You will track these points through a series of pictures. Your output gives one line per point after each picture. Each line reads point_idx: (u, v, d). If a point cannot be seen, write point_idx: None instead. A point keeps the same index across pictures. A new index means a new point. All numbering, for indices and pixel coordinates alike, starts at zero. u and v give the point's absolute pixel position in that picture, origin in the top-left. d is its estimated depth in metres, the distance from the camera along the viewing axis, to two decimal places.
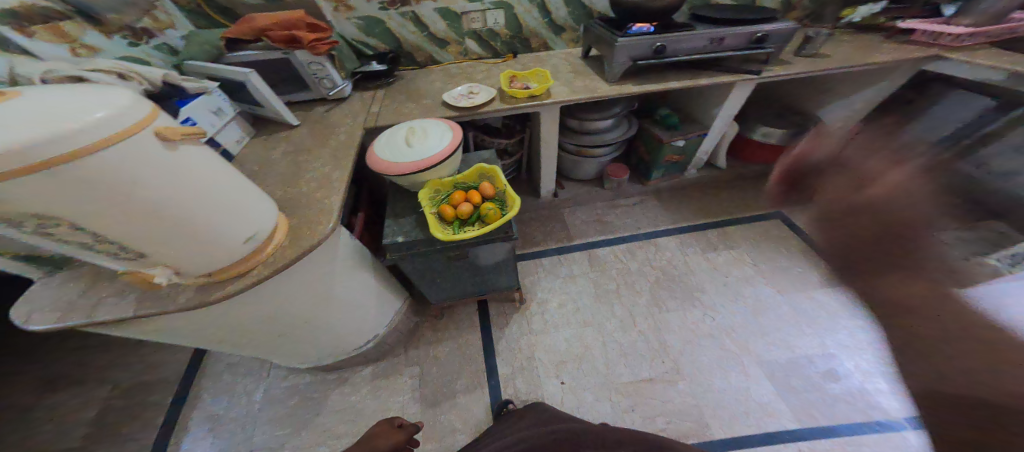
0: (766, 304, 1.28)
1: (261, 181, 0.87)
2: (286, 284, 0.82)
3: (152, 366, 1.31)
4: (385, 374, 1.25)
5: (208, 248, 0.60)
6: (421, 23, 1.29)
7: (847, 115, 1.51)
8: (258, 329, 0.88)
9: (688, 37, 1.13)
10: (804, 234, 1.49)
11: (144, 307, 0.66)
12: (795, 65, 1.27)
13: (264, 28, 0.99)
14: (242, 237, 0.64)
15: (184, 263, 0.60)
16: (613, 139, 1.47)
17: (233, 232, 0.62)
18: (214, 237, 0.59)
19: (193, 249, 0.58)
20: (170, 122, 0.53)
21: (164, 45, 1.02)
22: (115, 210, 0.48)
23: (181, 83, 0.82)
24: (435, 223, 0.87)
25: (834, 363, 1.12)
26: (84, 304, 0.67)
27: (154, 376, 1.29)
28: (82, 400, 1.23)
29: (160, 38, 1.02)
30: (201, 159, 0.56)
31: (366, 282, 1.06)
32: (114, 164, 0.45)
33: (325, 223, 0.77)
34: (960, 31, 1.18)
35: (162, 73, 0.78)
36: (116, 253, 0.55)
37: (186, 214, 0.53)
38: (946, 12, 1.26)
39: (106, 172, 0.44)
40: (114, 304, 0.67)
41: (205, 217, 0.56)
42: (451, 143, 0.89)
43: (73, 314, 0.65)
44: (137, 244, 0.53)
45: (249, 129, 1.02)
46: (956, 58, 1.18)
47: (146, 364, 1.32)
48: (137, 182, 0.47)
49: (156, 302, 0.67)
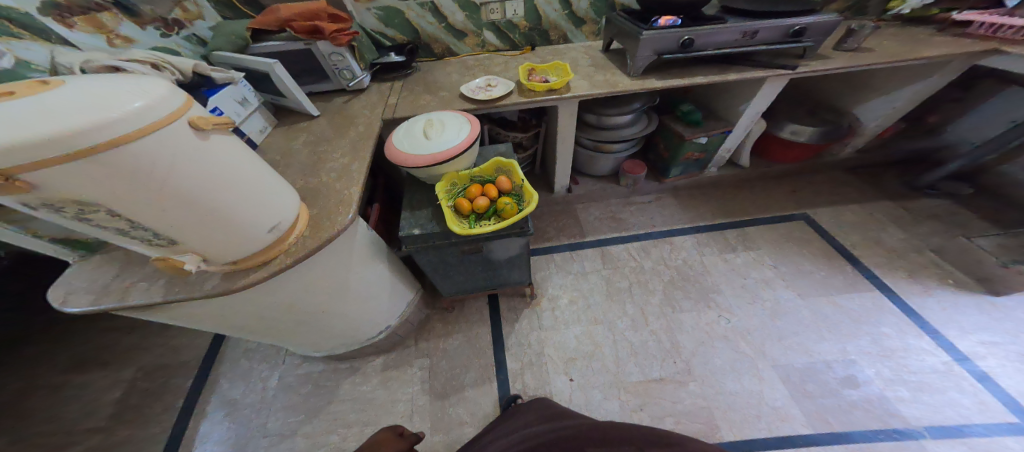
0: (784, 308, 1.24)
1: (282, 172, 0.88)
2: (304, 274, 0.83)
3: (176, 349, 1.37)
4: (395, 365, 1.27)
5: (235, 237, 0.61)
6: (439, 14, 1.28)
7: (882, 113, 1.43)
8: (276, 317, 0.90)
9: (718, 31, 1.09)
10: (828, 237, 1.43)
11: (172, 293, 0.69)
12: (832, 60, 1.20)
13: (288, 20, 1.00)
14: (266, 227, 0.65)
15: (211, 250, 0.62)
16: (631, 134, 1.44)
17: (257, 222, 0.63)
18: (241, 226, 0.61)
19: (220, 238, 0.60)
20: (202, 111, 0.54)
21: (193, 36, 1.04)
22: (151, 198, 0.49)
23: (211, 73, 0.83)
24: (451, 216, 0.87)
25: (855, 369, 1.07)
26: (116, 289, 0.70)
27: (178, 359, 1.35)
28: (111, 379, 1.30)
29: (190, 29, 1.03)
30: (229, 149, 0.56)
31: (380, 273, 1.07)
32: (150, 153, 0.46)
33: (344, 214, 0.78)
34: (1019, 24, 1.09)
35: (194, 64, 0.79)
36: (149, 239, 0.56)
37: (216, 202, 0.54)
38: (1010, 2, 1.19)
39: (143, 161, 0.45)
40: (144, 289, 0.69)
41: (233, 207, 0.57)
42: (469, 136, 0.89)
43: (106, 298, 0.68)
44: (168, 231, 0.55)
45: (271, 119, 1.03)
46: (1013, 53, 1.09)
47: (170, 347, 1.38)
48: (172, 170, 0.48)
49: (183, 287, 0.69)
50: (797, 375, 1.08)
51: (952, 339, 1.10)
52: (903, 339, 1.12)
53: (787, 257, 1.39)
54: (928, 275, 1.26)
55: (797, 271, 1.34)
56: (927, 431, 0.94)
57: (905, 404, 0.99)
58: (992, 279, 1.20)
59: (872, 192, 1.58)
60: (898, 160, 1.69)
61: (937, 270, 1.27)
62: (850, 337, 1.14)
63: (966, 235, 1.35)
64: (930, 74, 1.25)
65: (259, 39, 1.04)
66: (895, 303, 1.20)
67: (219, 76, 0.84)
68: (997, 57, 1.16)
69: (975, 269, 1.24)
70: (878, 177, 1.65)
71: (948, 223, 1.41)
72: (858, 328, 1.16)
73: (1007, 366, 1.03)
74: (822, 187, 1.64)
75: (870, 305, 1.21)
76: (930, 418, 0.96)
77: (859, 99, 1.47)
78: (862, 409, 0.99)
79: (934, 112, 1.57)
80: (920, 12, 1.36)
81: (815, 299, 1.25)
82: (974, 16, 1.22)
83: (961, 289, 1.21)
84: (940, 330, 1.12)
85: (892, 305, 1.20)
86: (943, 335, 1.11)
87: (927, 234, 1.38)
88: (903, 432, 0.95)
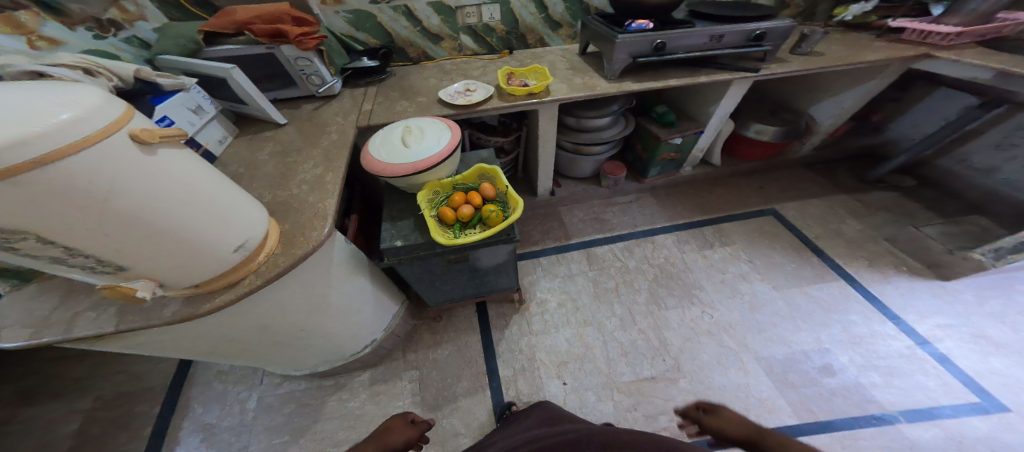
0: (762, 300, 1.29)
1: (248, 185, 0.81)
2: (281, 292, 0.77)
3: (136, 376, 1.25)
4: (384, 379, 1.21)
5: (195, 258, 0.56)
6: (413, 18, 1.24)
7: (839, 112, 1.53)
8: (251, 339, 0.83)
9: (688, 35, 1.13)
10: (797, 230, 1.50)
11: (126, 321, 0.61)
12: (792, 63, 1.27)
13: (246, 22, 0.93)
14: (230, 246, 0.60)
15: (168, 275, 0.56)
16: (610, 136, 1.45)
17: (222, 241, 0.57)
18: (202, 246, 0.55)
19: (178, 260, 0.54)
20: (146, 121, 0.48)
21: (135, 38, 0.95)
22: (90, 220, 0.43)
23: (156, 79, 0.75)
24: (435, 226, 0.83)
25: (830, 358, 1.13)
26: (60, 319, 0.62)
27: (138, 386, 1.22)
28: (63, 411, 1.17)
29: (130, 31, 0.94)
30: (183, 163, 0.51)
31: (363, 286, 1.01)
32: (87, 167, 0.40)
33: (318, 229, 0.73)
34: (949, 30, 1.20)
35: (135, 68, 0.72)
36: (91, 266, 0.50)
37: (169, 221, 0.49)
38: (935, 11, 1.29)
39: (79, 176, 0.40)
40: (93, 319, 0.62)
41: (192, 225, 0.52)
42: (450, 143, 0.86)
43: (48, 330, 0.60)
44: (114, 256, 0.48)
45: (232, 128, 0.96)
46: (944, 57, 1.21)
47: (129, 374, 1.25)
48: (114, 188, 0.43)
49: (139, 315, 0.62)
50: (777, 368, 1.12)
51: (912, 323, 1.18)
52: (870, 325, 1.19)
53: (762, 251, 1.45)
54: (886, 263, 1.35)
55: (770, 264, 1.40)
56: (901, 415, 1.00)
57: (878, 389, 1.05)
58: (941, 265, 1.30)
59: (833, 187, 1.68)
60: (852, 155, 1.81)
61: (893, 258, 1.37)
62: (824, 326, 1.20)
63: (915, 224, 1.46)
64: (875, 76, 1.35)
65: (212, 42, 0.95)
66: (860, 292, 1.28)
67: (166, 82, 0.76)
68: (932, 61, 1.26)
69: (926, 255, 1.34)
70: (836, 172, 1.77)
71: (900, 214, 1.52)
72: (830, 317, 1.23)
73: (961, 347, 1.11)
74: (788, 183, 1.73)
75: (838, 294, 1.28)
76: (901, 400, 1.02)
77: (816, 100, 1.57)
78: (841, 396, 1.04)
79: (879, 111, 1.69)
80: (859, 19, 1.47)
81: (790, 291, 1.30)
82: (907, 24, 1.31)
83: (915, 276, 1.30)
84: (901, 316, 1.20)
85: (858, 293, 1.28)
86: (905, 321, 1.19)
87: (882, 225, 1.49)
88: (881, 417, 1.00)
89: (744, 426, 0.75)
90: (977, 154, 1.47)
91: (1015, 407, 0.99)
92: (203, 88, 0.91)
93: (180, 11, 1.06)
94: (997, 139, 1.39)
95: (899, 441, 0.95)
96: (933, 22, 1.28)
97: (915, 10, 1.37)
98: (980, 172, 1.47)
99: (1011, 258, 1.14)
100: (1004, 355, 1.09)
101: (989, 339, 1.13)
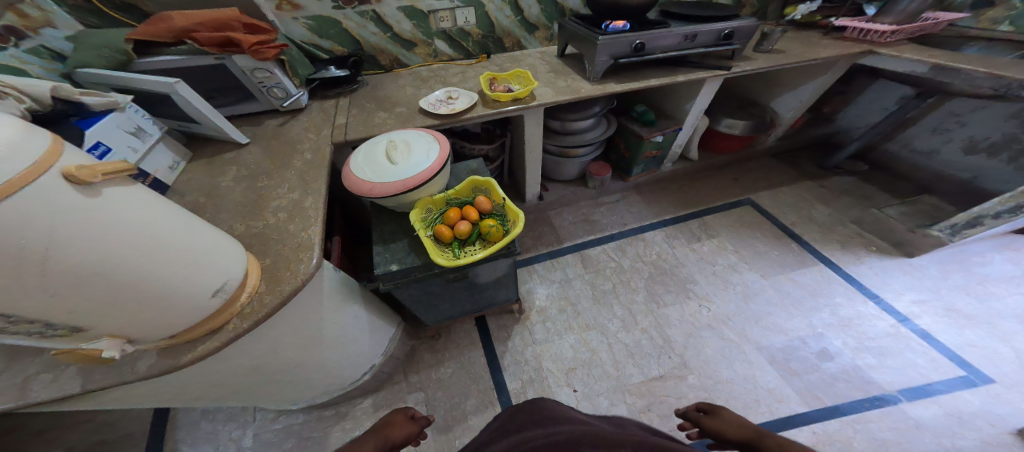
0: (754, 289, 1.34)
1: (213, 217, 0.71)
2: (273, 328, 0.70)
3: (109, 423, 1.13)
4: (387, 403, 1.15)
5: (167, 309, 0.47)
6: (383, 23, 1.17)
7: (800, 105, 1.61)
8: (241, 381, 0.76)
9: (664, 35, 1.14)
10: (774, 217, 1.58)
11: (93, 381, 0.51)
12: (758, 61, 1.33)
13: (188, 30, 0.80)
14: (208, 291, 0.51)
15: (137, 329, 0.47)
16: (594, 138, 1.44)
17: (198, 286, 0.49)
18: (174, 294, 0.47)
19: (146, 313, 0.46)
20: (92, 160, 0.39)
21: (43, 48, 0.77)
22: (27, 282, 0.34)
23: (81, 98, 0.62)
24: (433, 247, 0.77)
25: (825, 342, 1.19)
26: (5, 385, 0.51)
27: (113, 433, 1.11)
28: None
29: (34, 40, 0.76)
30: (139, 200, 0.42)
31: (357, 314, 0.94)
32: (17, 218, 0.31)
33: (306, 261, 0.65)
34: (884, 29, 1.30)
35: (54, 86, 0.58)
36: (36, 332, 0.40)
37: (128, 270, 0.41)
38: (868, 11, 1.40)
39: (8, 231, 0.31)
40: (51, 380, 0.51)
41: (160, 271, 0.44)
42: (440, 156, 0.80)
43: None
44: (66, 318, 0.39)
45: (184, 151, 0.83)
46: (884, 53, 1.30)
47: (97, 423, 1.13)
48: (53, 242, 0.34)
49: (107, 373, 0.52)
50: (778, 357, 1.16)
51: (891, 301, 1.28)
52: (854, 306, 1.27)
53: (746, 241, 1.50)
54: (857, 244, 1.45)
55: (755, 253, 1.45)
56: (902, 395, 1.06)
57: (874, 370, 1.12)
58: (905, 243, 1.41)
59: (800, 174, 1.79)
60: (812, 144, 1.94)
61: (861, 239, 1.47)
62: (813, 311, 1.27)
63: (877, 206, 1.57)
64: (825, 71, 1.43)
65: (146, 52, 0.81)
66: (839, 274, 1.36)
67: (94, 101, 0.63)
68: (874, 56, 1.35)
69: (890, 235, 1.45)
70: (800, 159, 1.87)
71: (861, 197, 1.63)
72: (817, 300, 1.30)
73: (937, 321, 1.21)
74: (760, 172, 1.81)
75: (820, 277, 1.36)
76: (895, 379, 1.09)
77: (776, 94, 1.66)
78: (843, 380, 1.10)
79: (830, 103, 1.82)
80: (807, 18, 1.55)
81: (776, 278, 1.37)
82: (849, 22, 1.41)
83: (884, 255, 1.41)
84: (880, 294, 1.30)
85: (837, 275, 1.36)
86: (884, 299, 1.28)
87: (847, 208, 1.59)
88: (883, 398, 1.06)
89: (744, 429, 0.76)
90: (919, 138, 1.61)
91: (999, 378, 1.08)
92: (141, 105, 0.78)
93: (98, 17, 0.90)
94: (933, 125, 1.53)
95: (902, 421, 1.01)
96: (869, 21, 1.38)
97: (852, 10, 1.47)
98: (923, 154, 1.61)
99: (966, 233, 1.25)
100: (974, 326, 1.20)
101: (959, 312, 1.24)
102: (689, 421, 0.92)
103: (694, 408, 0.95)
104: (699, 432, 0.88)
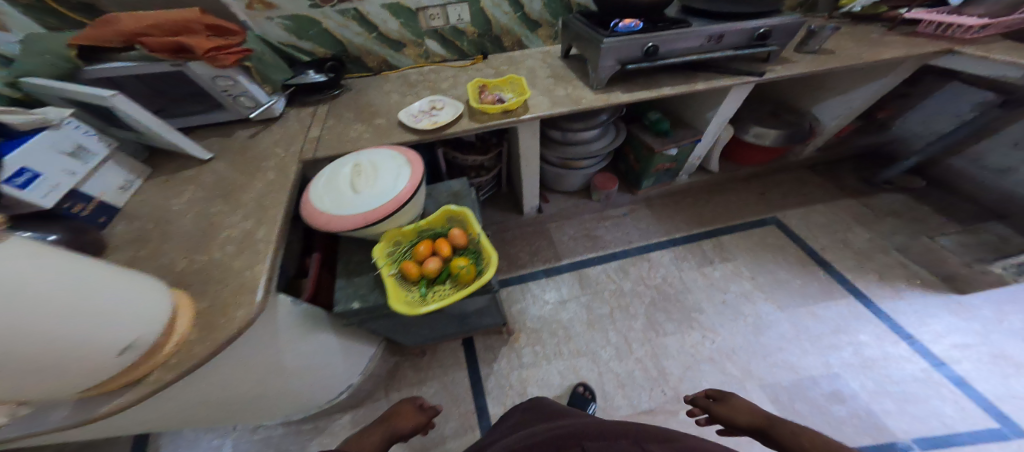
0: (767, 322, 1.20)
1: (155, 249, 0.64)
2: (221, 369, 0.65)
3: None
4: (366, 422, 1.11)
5: (54, 375, 0.38)
6: (367, 23, 1.07)
7: (845, 114, 1.40)
8: (195, 412, 0.72)
9: (683, 36, 0.98)
10: (802, 240, 1.40)
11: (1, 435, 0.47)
12: (799, 64, 1.14)
13: (137, 33, 0.73)
14: (115, 349, 0.43)
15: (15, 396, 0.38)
16: (599, 149, 1.31)
17: (99, 342, 0.40)
18: (69, 358, 0.38)
19: (27, 382, 0.36)
20: None
21: None
22: None
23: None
24: (396, 288, 0.70)
25: (840, 383, 1.05)
26: None
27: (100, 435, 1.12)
28: None
29: None
30: (23, 252, 0.34)
31: (327, 342, 0.88)
32: None
33: (246, 306, 0.57)
34: (972, 23, 1.07)
35: None
36: None
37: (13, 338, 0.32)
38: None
39: None
40: None
41: (47, 334, 0.35)
42: (409, 184, 0.70)
43: None
44: None
45: (141, 168, 0.77)
46: (968, 52, 1.08)
47: None
48: None
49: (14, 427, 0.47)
50: (787, 396, 1.04)
51: (927, 343, 1.11)
52: (882, 346, 1.12)
53: (765, 267, 1.34)
54: (897, 276, 1.27)
55: (774, 281, 1.30)
56: (915, 443, 0.94)
57: (891, 417, 0.98)
58: (956, 277, 1.22)
59: (837, 188, 1.58)
60: (855, 156, 1.71)
61: (904, 270, 1.29)
62: (833, 349, 1.12)
63: (927, 234, 1.36)
64: (885, 74, 1.22)
65: (93, 59, 0.74)
66: (870, 309, 1.20)
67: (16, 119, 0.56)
68: (952, 56, 1.14)
69: (940, 267, 1.26)
70: (839, 172, 1.66)
71: (909, 220, 1.43)
72: (838, 338, 1.15)
73: (980, 369, 1.05)
74: (790, 186, 1.62)
75: (846, 313, 1.20)
76: (915, 429, 0.96)
77: (818, 99, 1.45)
78: (850, 425, 0.98)
79: (886, 108, 1.58)
80: (869, 10, 1.32)
81: (794, 310, 1.22)
82: (923, 15, 1.19)
83: (929, 289, 1.23)
84: (915, 335, 1.13)
85: (868, 310, 1.20)
86: (918, 340, 1.12)
87: (890, 233, 1.40)
88: (894, 446, 0.94)
89: (755, 414, 0.78)
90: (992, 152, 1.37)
91: None
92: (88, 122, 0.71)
93: (58, 18, 0.84)
94: None
95: None
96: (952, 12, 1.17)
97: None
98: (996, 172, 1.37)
99: None
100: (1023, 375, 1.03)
101: (1008, 359, 1.07)
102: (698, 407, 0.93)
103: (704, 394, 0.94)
104: (709, 417, 0.89)
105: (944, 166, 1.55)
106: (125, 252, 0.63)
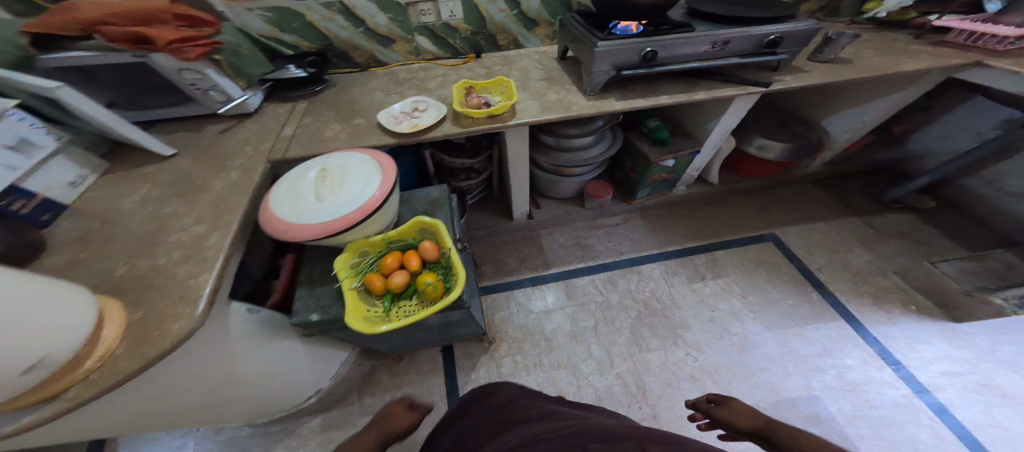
0: (754, 342, 1.14)
1: (98, 252, 0.61)
2: (164, 378, 0.62)
3: None
4: (337, 425, 1.08)
5: None
6: (354, 16, 1.02)
7: (857, 128, 1.32)
8: (142, 419, 0.69)
9: (686, 41, 0.92)
10: (798, 259, 1.34)
11: None
12: (811, 74, 1.07)
13: (97, 22, 0.69)
14: (21, 367, 0.39)
15: None
16: (593, 157, 1.26)
17: (8, 360, 0.38)
18: None
19: None
20: None
21: None
22: None
23: None
24: (358, 302, 0.67)
25: (819, 406, 1.01)
26: None
27: None
28: None
29: None
30: None
31: (290, 348, 0.85)
32: None
33: (184, 319, 0.54)
34: (1008, 33, 0.99)
35: None
36: None
37: None
38: (991, 6, 1.10)
39: None
40: None
41: None
42: (377, 194, 0.66)
43: None
44: None
45: (96, 163, 0.74)
46: (1001, 67, 0.99)
47: None
48: None
49: None
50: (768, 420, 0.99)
51: (913, 370, 1.06)
52: (866, 370, 1.06)
53: (757, 285, 1.29)
54: (893, 301, 1.21)
55: (765, 300, 1.24)
56: None
57: (864, 441, 0.95)
58: (954, 306, 1.15)
59: (842, 205, 1.52)
60: (865, 172, 1.63)
61: (902, 294, 1.22)
62: (816, 371, 1.07)
63: (931, 258, 1.30)
64: (902, 88, 1.15)
65: (49, 46, 0.70)
66: (862, 334, 1.14)
67: None
68: (983, 69, 1.06)
69: (940, 295, 1.20)
70: (846, 188, 1.58)
71: (915, 242, 1.36)
72: (824, 361, 1.09)
73: (964, 397, 0.99)
74: (793, 201, 1.55)
75: (837, 336, 1.14)
76: None
77: (830, 111, 1.38)
78: None
79: (902, 122, 1.50)
80: (896, 16, 1.23)
81: (783, 331, 1.16)
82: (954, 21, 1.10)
83: (923, 317, 1.16)
84: (902, 361, 1.07)
85: (860, 335, 1.13)
86: (905, 366, 1.06)
87: (892, 255, 1.33)
88: None
89: (754, 417, 0.75)
90: None
91: None
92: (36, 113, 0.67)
93: (26, 4, 0.80)
94: None
95: None
96: (991, 19, 1.07)
97: (967, 4, 1.15)
98: None
99: None
100: (1006, 406, 0.98)
101: (995, 388, 1.01)
102: (700, 412, 0.90)
103: (704, 399, 0.91)
104: (708, 422, 0.87)
105: (958, 186, 1.47)
106: (67, 254, 0.60)
